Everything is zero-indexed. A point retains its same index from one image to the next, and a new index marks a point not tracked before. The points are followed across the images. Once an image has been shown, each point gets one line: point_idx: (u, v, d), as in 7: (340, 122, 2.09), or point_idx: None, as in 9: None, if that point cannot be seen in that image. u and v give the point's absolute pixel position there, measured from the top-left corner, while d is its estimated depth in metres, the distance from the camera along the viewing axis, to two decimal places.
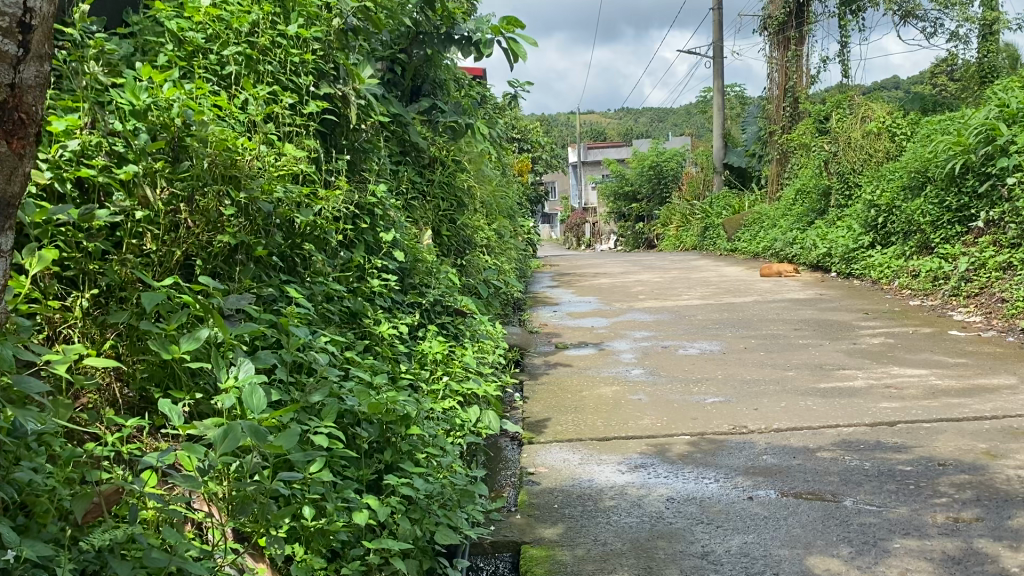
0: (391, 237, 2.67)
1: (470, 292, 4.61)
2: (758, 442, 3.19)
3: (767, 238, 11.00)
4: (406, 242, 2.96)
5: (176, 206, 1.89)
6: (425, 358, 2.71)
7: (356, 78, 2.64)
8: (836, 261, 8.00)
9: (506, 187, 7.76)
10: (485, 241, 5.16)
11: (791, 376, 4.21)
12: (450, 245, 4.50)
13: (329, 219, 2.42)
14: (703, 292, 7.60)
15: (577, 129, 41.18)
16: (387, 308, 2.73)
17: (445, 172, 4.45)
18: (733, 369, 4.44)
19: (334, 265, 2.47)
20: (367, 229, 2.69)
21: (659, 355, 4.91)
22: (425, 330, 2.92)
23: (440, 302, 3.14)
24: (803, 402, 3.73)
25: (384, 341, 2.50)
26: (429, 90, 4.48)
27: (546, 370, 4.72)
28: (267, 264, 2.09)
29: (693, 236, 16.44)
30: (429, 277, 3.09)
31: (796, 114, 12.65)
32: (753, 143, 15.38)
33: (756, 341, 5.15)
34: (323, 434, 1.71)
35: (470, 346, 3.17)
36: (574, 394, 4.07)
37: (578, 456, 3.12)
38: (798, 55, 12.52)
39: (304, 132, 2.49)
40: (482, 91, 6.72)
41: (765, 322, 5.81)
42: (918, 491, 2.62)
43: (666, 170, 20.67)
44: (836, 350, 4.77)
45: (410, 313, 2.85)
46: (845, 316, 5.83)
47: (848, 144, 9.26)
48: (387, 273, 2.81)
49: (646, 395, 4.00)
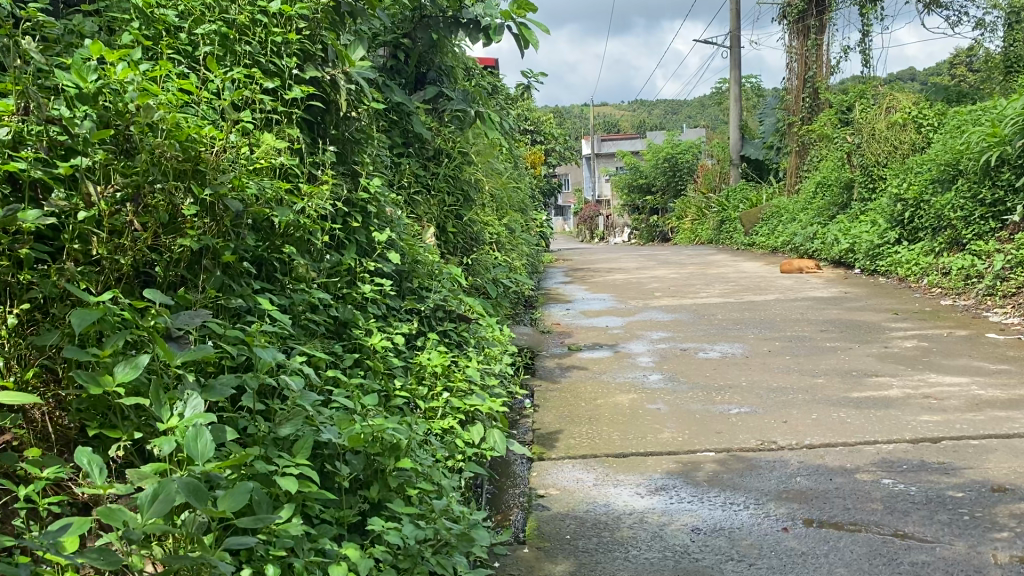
0: (385, 237, 2.39)
1: (480, 293, 4.34)
2: (790, 461, 2.92)
3: (786, 232, 10.68)
4: (404, 240, 2.69)
5: (124, 204, 1.61)
6: (425, 372, 2.44)
7: (346, 60, 2.34)
8: (860, 257, 7.69)
9: (518, 179, 7.48)
10: (493, 237, 4.90)
11: (821, 384, 3.93)
12: (457, 244, 4.24)
13: (314, 219, 2.17)
14: (722, 290, 7.30)
15: (590, 122, 40.75)
16: (381, 315, 2.46)
17: (452, 165, 4.18)
18: (758, 375, 4.16)
19: (320, 269, 2.20)
20: (359, 228, 2.42)
21: (678, 359, 4.64)
22: (424, 338, 2.65)
23: (441, 307, 2.86)
24: (836, 414, 3.45)
25: (376, 354, 2.25)
26: (435, 77, 4.22)
27: (558, 375, 4.45)
28: (237, 271, 1.83)
29: (709, 230, 16.09)
30: (430, 279, 2.82)
31: (816, 105, 12.30)
32: (771, 136, 15.02)
33: (781, 343, 4.87)
34: (292, 477, 1.46)
35: (476, 354, 2.91)
36: (588, 403, 3.80)
37: (592, 476, 2.85)
38: (819, 43, 12.17)
39: (286, 121, 2.22)
40: (493, 80, 6.45)
41: (789, 322, 5.52)
42: (974, 523, 2.34)
43: (681, 163, 20.30)
44: (867, 354, 4.47)
45: (409, 319, 2.58)
46: (873, 316, 5.53)
47: (873, 135, 8.92)
48: (382, 276, 2.54)
49: (665, 404, 3.72)
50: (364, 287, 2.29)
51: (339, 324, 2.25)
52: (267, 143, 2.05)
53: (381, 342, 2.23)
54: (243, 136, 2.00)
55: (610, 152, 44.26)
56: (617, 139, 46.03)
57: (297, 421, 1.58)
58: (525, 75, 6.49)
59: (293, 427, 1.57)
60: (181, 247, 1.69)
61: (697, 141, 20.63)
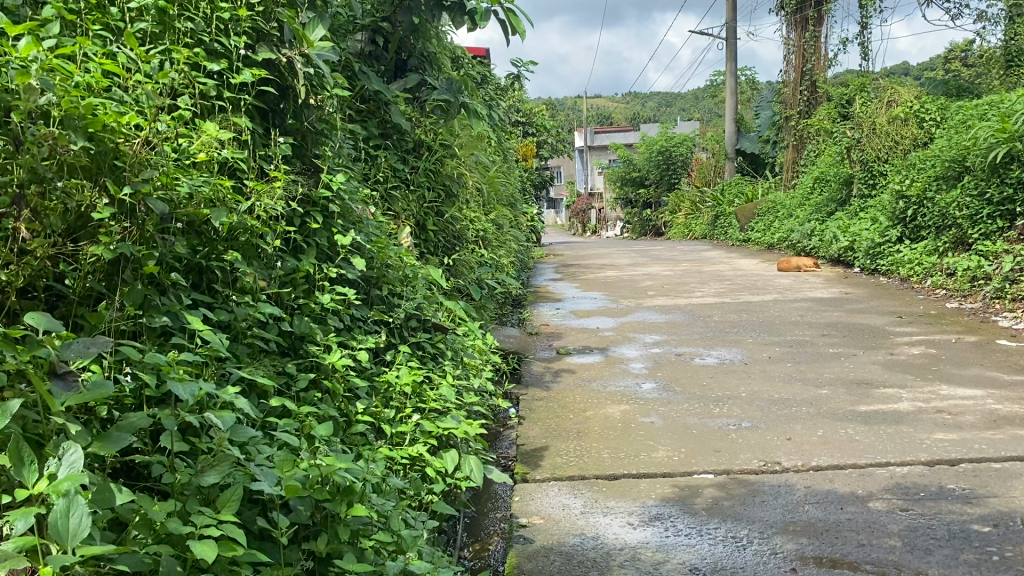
0: (349, 240, 2.13)
1: (463, 295, 4.07)
2: (796, 486, 2.67)
3: (783, 229, 10.43)
4: (372, 242, 2.42)
5: (9, 210, 1.34)
6: (395, 391, 2.18)
7: (305, 40, 2.06)
8: (860, 256, 7.45)
9: (507, 173, 7.21)
10: (478, 234, 4.63)
11: (825, 395, 3.68)
12: (439, 243, 3.96)
13: (264, 220, 1.91)
14: (717, 289, 7.04)
15: (584, 113, 40.38)
16: (344, 327, 2.20)
17: (434, 159, 3.90)
18: (758, 384, 3.91)
19: (273, 277, 1.94)
20: (321, 229, 2.15)
21: (673, 365, 4.38)
22: (394, 352, 2.39)
23: (415, 316, 2.60)
24: (843, 430, 3.20)
25: (335, 373, 2.00)
26: (416, 64, 3.95)
27: (546, 381, 4.19)
28: (165, 283, 1.57)
29: (704, 224, 15.83)
30: (402, 285, 2.55)
31: (814, 99, 12.04)
32: (767, 129, 14.76)
33: (782, 349, 4.62)
34: (210, 542, 1.21)
35: (454, 367, 2.64)
36: (577, 415, 3.54)
37: (580, 501, 2.60)
38: (817, 35, 11.90)
39: (233, 109, 1.96)
40: (482, 70, 6.17)
41: (789, 325, 5.27)
42: (1004, 564, 2.10)
43: (676, 156, 19.98)
44: (872, 362, 4.23)
45: (378, 331, 2.32)
46: (876, 319, 5.29)
47: (874, 130, 8.67)
48: (346, 284, 2.28)
49: (659, 417, 3.47)
50: (325, 297, 2.04)
51: (294, 338, 1.99)
52: (205, 135, 1.78)
53: (344, 360, 1.97)
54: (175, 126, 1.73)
55: (604, 145, 43.93)
56: (610, 131, 45.69)
57: (225, 469, 1.33)
58: (516, 66, 6.22)
59: (219, 476, 1.32)
60: (91, 256, 1.43)
61: (691, 134, 20.35)
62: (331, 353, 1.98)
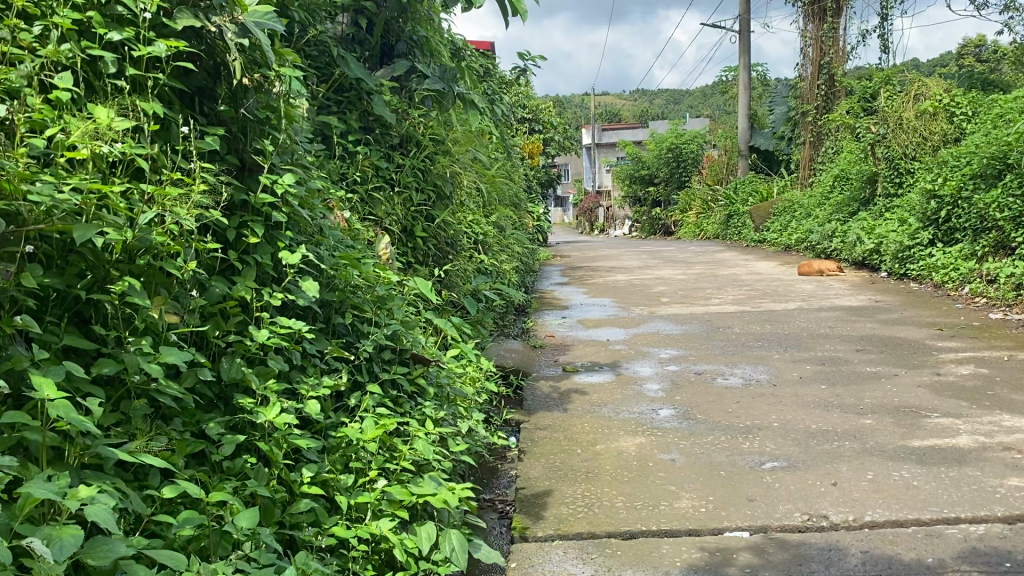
0: (296, 257, 1.68)
1: (457, 310, 3.59)
2: (851, 550, 2.21)
3: (801, 229, 9.95)
4: (335, 258, 1.98)
5: None
6: (356, 449, 1.73)
7: (238, 3, 1.59)
8: (887, 260, 6.97)
9: (510, 171, 6.74)
10: (475, 238, 4.18)
11: (869, 427, 3.20)
12: (428, 251, 3.44)
13: (174, 235, 1.46)
14: (736, 295, 6.57)
15: (591, 110, 39.75)
16: (293, 367, 1.76)
17: (423, 156, 3.43)
18: (792, 412, 3.44)
19: (192, 308, 1.51)
20: (262, 243, 1.72)
21: (693, 386, 3.92)
22: (362, 391, 1.94)
23: (393, 342, 2.15)
24: (898, 473, 2.73)
25: (272, 433, 1.56)
26: (405, 50, 3.51)
27: (551, 404, 3.72)
28: (9, 328, 1.13)
29: (717, 224, 15.31)
30: (376, 309, 2.10)
31: (832, 93, 11.53)
32: (782, 125, 14.26)
33: (813, 367, 4.16)
34: None
35: (437, 407, 2.17)
36: (586, 450, 3.08)
37: (589, 571, 2.14)
38: (835, 27, 11.43)
39: (138, 90, 1.51)
40: (486, 61, 5.74)
41: (818, 338, 4.80)
42: None
43: (685, 154, 19.44)
44: (917, 384, 3.75)
45: (339, 369, 1.88)
46: (913, 331, 4.81)
47: (900, 125, 8.19)
48: (298, 311, 1.84)
49: (680, 454, 3.00)
50: (261, 332, 1.60)
51: (222, 383, 1.56)
52: (87, 125, 1.34)
53: (284, 417, 1.54)
54: (34, 116, 1.30)
55: (613, 141, 43.29)
56: (618, 128, 45.14)
57: None
58: (520, 57, 5.78)
59: None
60: None
61: (702, 130, 19.83)
62: (267, 407, 1.55)
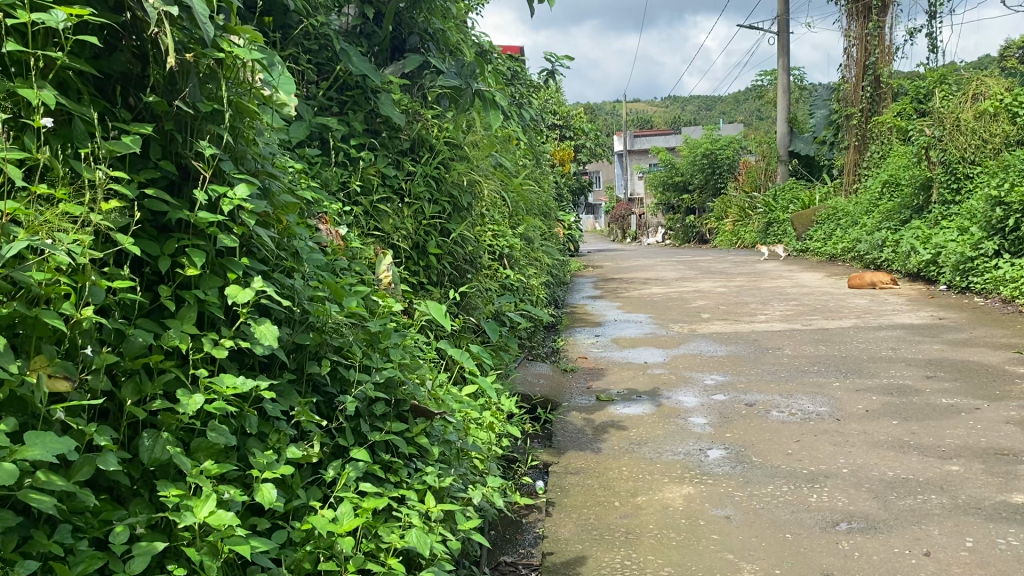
0: (246, 295, 1.28)
1: (477, 336, 3.15)
2: None
3: (848, 238, 9.43)
4: (312, 290, 1.58)
5: None
6: (330, 545, 1.32)
7: None
8: (947, 272, 6.45)
9: (540, 180, 6.33)
10: (498, 251, 3.77)
11: (958, 476, 2.72)
12: (442, 270, 2.99)
13: (64, 271, 1.07)
14: (783, 311, 6.09)
15: (623, 117, 39.18)
16: (249, 436, 1.36)
17: (437, 162, 2.99)
18: (862, 454, 2.98)
19: (96, 369, 1.11)
20: (206, 275, 1.32)
21: (745, 420, 3.47)
22: (346, 460, 1.53)
23: (390, 390, 1.74)
24: (1004, 539, 2.26)
25: (207, 535, 1.15)
26: (418, 44, 3.13)
27: (584, 442, 3.29)
28: None
29: (756, 232, 14.76)
30: (367, 351, 1.69)
31: (878, 95, 10.98)
32: (823, 129, 13.71)
33: (879, 397, 3.69)
34: None
35: (445, 471, 1.76)
36: (624, 502, 2.65)
37: None
38: (880, 25, 10.90)
39: (21, 72, 1.12)
40: (514, 63, 5.34)
41: (881, 363, 4.32)
42: None
43: (721, 160, 18.82)
44: (1005, 420, 3.26)
45: (312, 434, 1.47)
46: (988, 355, 4.30)
47: (957, 127, 7.65)
48: (262, 360, 1.43)
49: (736, 510, 2.55)
50: (196, 396, 1.20)
51: (143, 466, 1.17)
52: None
53: (221, 515, 1.13)
54: None
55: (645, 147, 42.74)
56: (650, 136, 44.55)
57: None
58: (549, 59, 5.38)
59: None
60: None
61: (738, 136, 19.28)
62: (198, 500, 1.14)
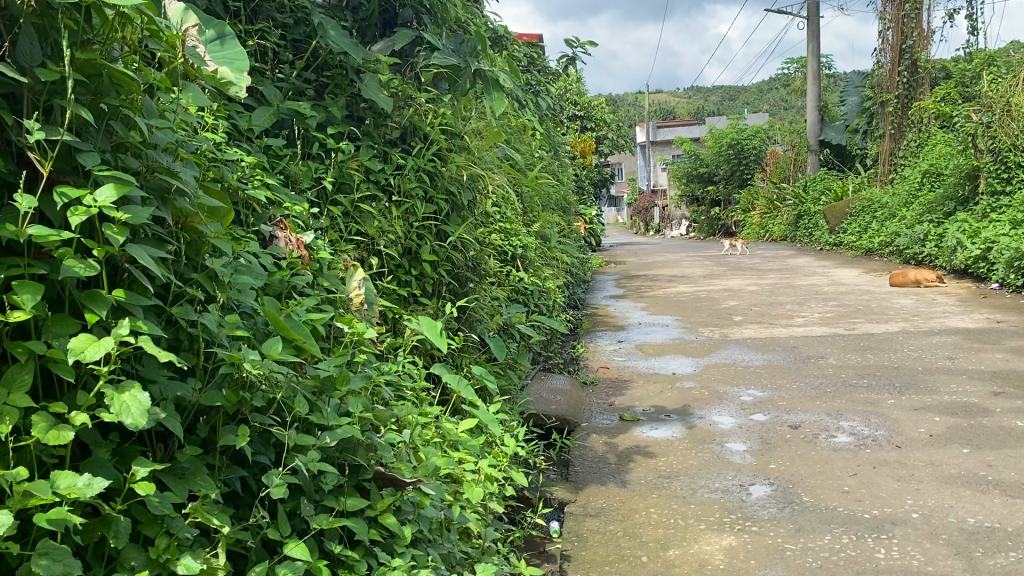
0: (93, 353, 0.87)
1: (482, 354, 2.72)
2: None
3: (886, 231, 8.90)
4: (235, 325, 1.17)
5: None
6: None
7: None
8: (1000, 269, 5.93)
9: (558, 174, 5.87)
10: (506, 255, 3.34)
11: None
12: (439, 278, 2.57)
13: None
14: (823, 313, 5.61)
15: (646, 109, 38.54)
16: (122, 547, 0.95)
17: (432, 154, 2.56)
18: (934, 494, 2.53)
19: None
20: (52, 319, 0.92)
21: (791, 446, 3.03)
22: (276, 559, 1.12)
23: (347, 451, 1.32)
24: None
25: None
26: (411, 17, 2.71)
27: (604, 474, 2.86)
28: None
29: (786, 225, 14.23)
30: (318, 403, 1.28)
31: (915, 80, 10.41)
32: (856, 117, 13.14)
33: (944, 419, 3.22)
34: None
35: (419, 556, 1.33)
36: (652, 556, 2.22)
37: None
38: (918, 7, 10.30)
39: None
40: (530, 47, 4.89)
41: (941, 375, 3.85)
42: None
43: (747, 150, 18.22)
44: None
45: (225, 531, 1.06)
46: None
47: (1007, 112, 7.09)
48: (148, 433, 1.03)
49: (788, 570, 2.11)
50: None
51: None
52: None
53: None
54: None
55: (669, 138, 42.14)
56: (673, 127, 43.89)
57: None
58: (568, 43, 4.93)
59: None
60: None
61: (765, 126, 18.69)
62: None
